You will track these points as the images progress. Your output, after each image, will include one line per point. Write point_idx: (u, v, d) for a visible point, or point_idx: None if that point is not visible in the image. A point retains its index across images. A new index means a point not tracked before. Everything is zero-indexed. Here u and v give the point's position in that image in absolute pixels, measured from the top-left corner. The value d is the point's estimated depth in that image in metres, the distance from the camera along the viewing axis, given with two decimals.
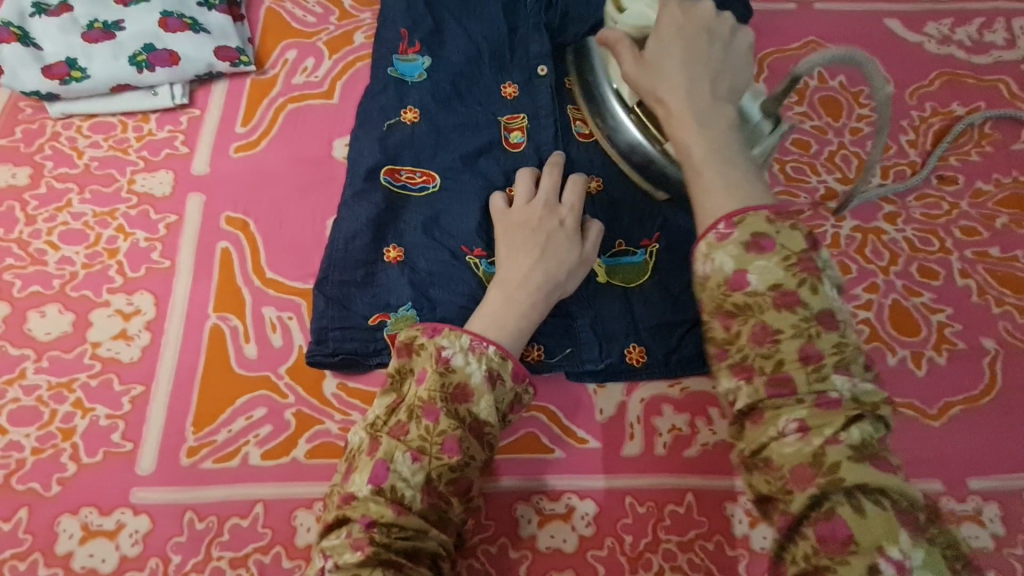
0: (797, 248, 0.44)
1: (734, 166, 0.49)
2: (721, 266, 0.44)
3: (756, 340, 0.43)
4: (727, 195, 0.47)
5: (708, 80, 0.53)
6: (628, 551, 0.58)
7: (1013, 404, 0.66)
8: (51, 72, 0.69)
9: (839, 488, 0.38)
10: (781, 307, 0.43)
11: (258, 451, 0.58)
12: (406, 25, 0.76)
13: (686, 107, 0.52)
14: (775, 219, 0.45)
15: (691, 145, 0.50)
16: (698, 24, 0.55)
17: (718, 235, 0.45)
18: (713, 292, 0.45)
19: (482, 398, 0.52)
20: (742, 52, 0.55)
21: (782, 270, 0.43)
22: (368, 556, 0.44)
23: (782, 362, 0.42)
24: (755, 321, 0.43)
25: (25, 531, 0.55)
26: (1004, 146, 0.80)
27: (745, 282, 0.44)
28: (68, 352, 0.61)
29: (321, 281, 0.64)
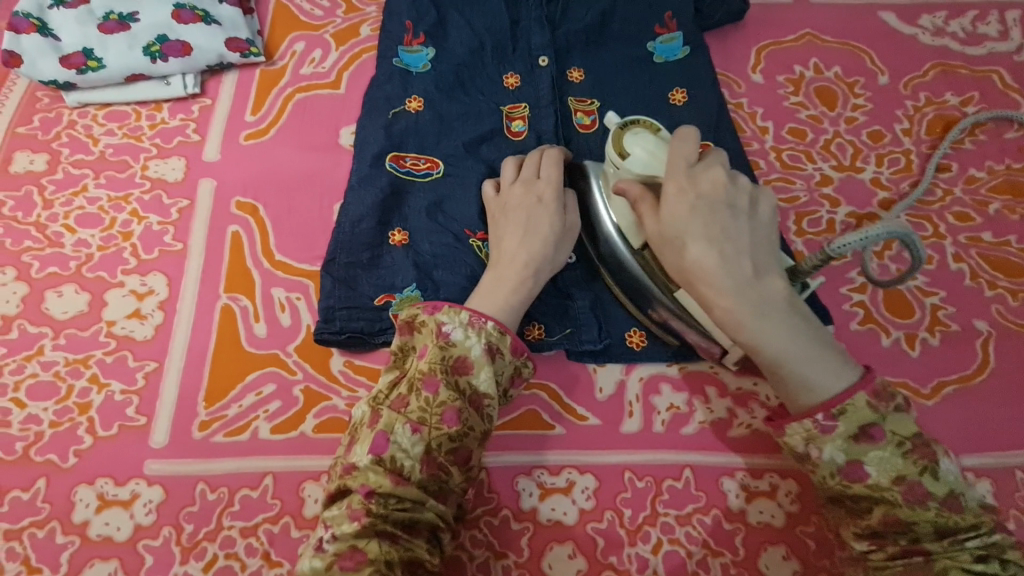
0: (909, 434, 0.47)
1: (813, 358, 0.50)
2: (833, 458, 0.48)
3: (888, 524, 0.46)
4: (816, 395, 0.49)
5: (747, 257, 0.51)
6: (627, 525, 0.60)
7: (1005, 384, 0.68)
8: (69, 61, 0.72)
9: None
10: (913, 503, 0.45)
11: (267, 425, 0.60)
12: (411, 17, 0.79)
13: (741, 301, 0.50)
14: (878, 403, 0.48)
15: (764, 346, 0.50)
16: (716, 193, 0.52)
17: (822, 428, 0.49)
18: (833, 480, 0.48)
19: (482, 370, 0.54)
20: (762, 217, 0.53)
21: (899, 460, 0.46)
22: (366, 526, 0.47)
23: (917, 538, 0.45)
24: (886, 509, 0.46)
25: (43, 500, 0.56)
26: (997, 135, 0.81)
27: (864, 474, 0.47)
28: (84, 330, 0.63)
29: (328, 263, 0.65)
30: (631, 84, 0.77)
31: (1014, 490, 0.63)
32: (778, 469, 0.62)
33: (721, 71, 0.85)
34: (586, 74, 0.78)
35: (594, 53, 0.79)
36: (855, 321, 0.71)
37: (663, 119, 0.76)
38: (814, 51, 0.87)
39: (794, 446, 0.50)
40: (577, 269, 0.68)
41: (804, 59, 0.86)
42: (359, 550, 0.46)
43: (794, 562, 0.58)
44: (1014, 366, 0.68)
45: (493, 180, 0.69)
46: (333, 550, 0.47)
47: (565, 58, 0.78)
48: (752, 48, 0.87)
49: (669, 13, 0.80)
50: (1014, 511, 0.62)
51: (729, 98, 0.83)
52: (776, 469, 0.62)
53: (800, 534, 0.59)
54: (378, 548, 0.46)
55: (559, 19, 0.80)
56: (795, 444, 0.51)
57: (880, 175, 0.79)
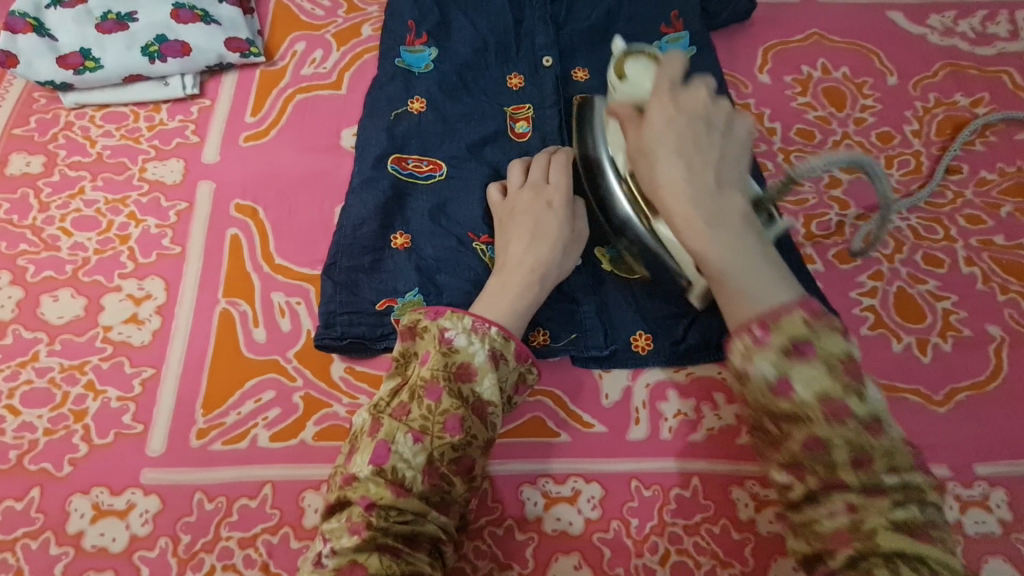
0: (841, 353, 0.40)
1: (760, 274, 0.45)
2: (761, 371, 0.41)
3: (809, 451, 0.39)
4: (755, 305, 0.44)
5: (713, 173, 0.49)
6: (634, 534, 0.58)
7: (1019, 390, 0.66)
8: (65, 62, 0.71)
9: (876, 553, 0.37)
10: (833, 419, 0.39)
11: (266, 433, 0.59)
12: (413, 17, 0.77)
13: (692, 205, 0.48)
14: (813, 320, 0.41)
15: (708, 252, 0.47)
16: (694, 110, 0.52)
17: (755, 339, 0.42)
18: (756, 395, 0.41)
19: (485, 377, 0.52)
20: (738, 141, 0.52)
21: (829, 379, 0.40)
22: (366, 540, 0.45)
23: (835, 467, 0.39)
24: (807, 431, 0.40)
25: (37, 510, 0.55)
26: (1009, 136, 0.80)
27: (791, 390, 0.40)
28: (80, 335, 0.62)
29: (329, 267, 0.64)
30: None
31: None
32: None
33: (727, 72, 0.84)
34: (591, 74, 0.76)
35: (599, 53, 0.78)
36: (866, 326, 0.69)
37: None
38: (821, 51, 0.86)
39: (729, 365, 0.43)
40: (583, 272, 0.67)
41: (811, 59, 0.85)
42: (358, 566, 0.44)
43: None
44: None
45: (498, 183, 0.68)
46: (332, 565, 0.45)
47: (569, 57, 0.77)
48: (759, 48, 0.86)
49: (675, 13, 0.79)
50: None
51: (736, 99, 0.82)
52: None
53: None
54: (378, 563, 0.44)
55: (563, 19, 0.78)
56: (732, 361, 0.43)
57: (889, 177, 0.78)
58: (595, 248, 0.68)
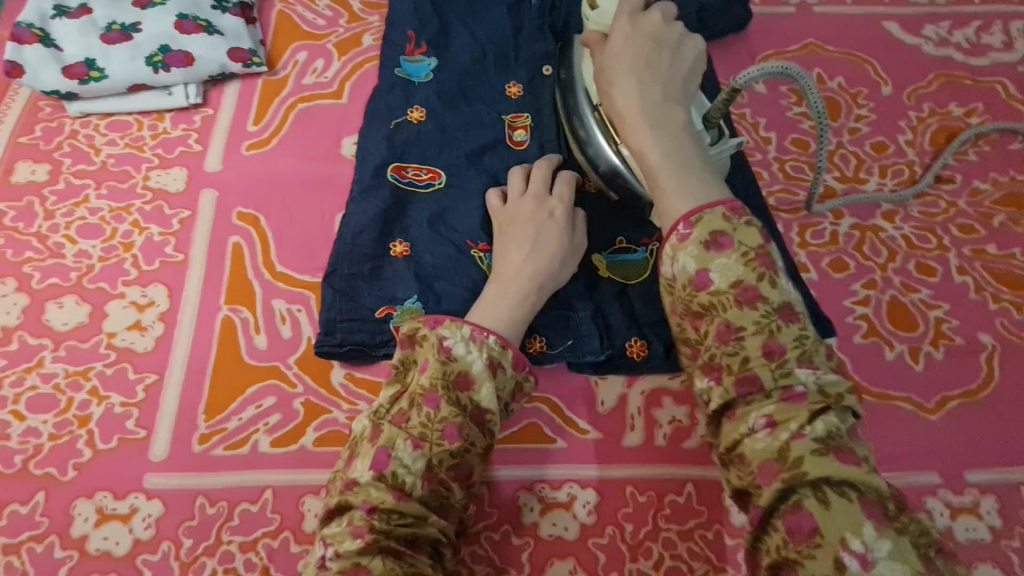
0: (754, 244, 0.48)
1: (692, 172, 0.53)
2: (684, 267, 0.49)
3: (722, 342, 0.47)
4: (682, 199, 0.52)
5: (660, 87, 0.57)
6: (628, 539, 0.59)
7: (1010, 398, 0.67)
8: (70, 72, 0.72)
9: (804, 481, 0.41)
10: (743, 303, 0.47)
11: (267, 438, 0.60)
12: (413, 27, 0.78)
13: (639, 114, 0.56)
14: (731, 216, 0.49)
15: (649, 153, 0.55)
16: (650, 34, 0.59)
17: (680, 236, 0.50)
18: (681, 294, 0.49)
19: (483, 386, 0.53)
20: (689, 63, 0.59)
21: (741, 267, 0.48)
22: (368, 543, 0.46)
23: (748, 360, 0.46)
24: (720, 321, 0.47)
25: (41, 514, 0.56)
26: (1001, 146, 0.81)
27: (707, 282, 0.48)
28: (84, 342, 0.63)
29: (329, 275, 0.65)
30: None
31: (1019, 507, 0.63)
32: None
33: (723, 81, 0.85)
34: None
35: None
36: (859, 335, 0.70)
37: None
38: (816, 61, 0.87)
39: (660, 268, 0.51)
40: (579, 280, 0.68)
41: (806, 69, 0.86)
42: (362, 568, 0.45)
43: None
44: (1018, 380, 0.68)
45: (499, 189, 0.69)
46: (335, 568, 0.45)
47: None
48: (755, 58, 0.87)
49: None
50: (1019, 527, 0.62)
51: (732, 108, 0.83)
52: None
53: None
54: (382, 565, 0.45)
55: (561, 29, 0.79)
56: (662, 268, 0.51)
57: (883, 187, 0.79)
58: (592, 256, 0.69)
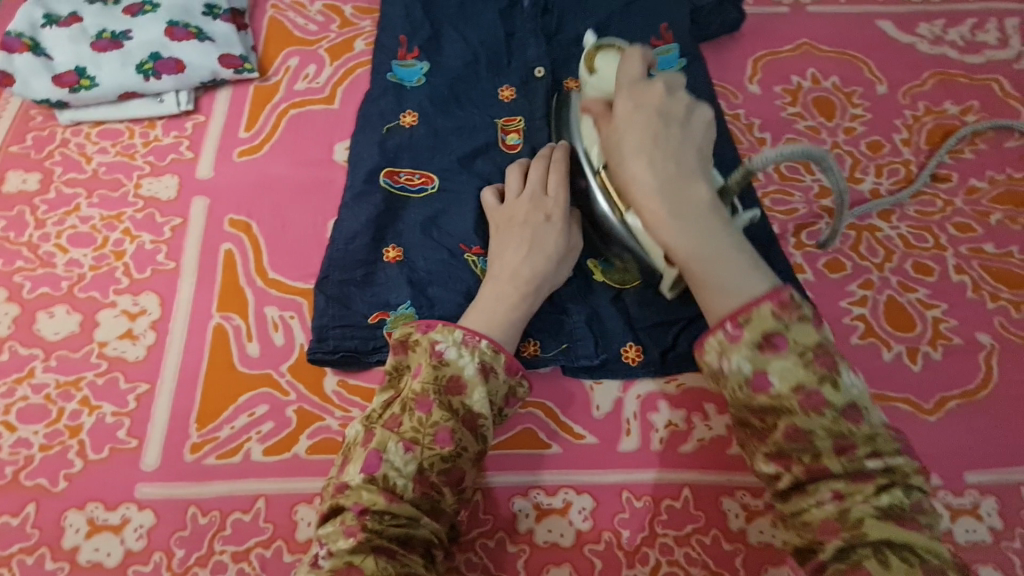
0: (811, 343, 0.45)
1: (726, 262, 0.50)
2: (738, 368, 0.47)
3: (792, 440, 0.45)
4: (724, 297, 0.49)
5: (673, 164, 0.54)
6: (625, 546, 0.59)
7: (1009, 399, 0.66)
8: (61, 80, 0.71)
9: (865, 541, 0.41)
10: (810, 410, 0.44)
11: (260, 447, 0.59)
12: (405, 32, 0.78)
13: (660, 197, 0.53)
14: (781, 313, 0.46)
15: (674, 244, 0.52)
16: (654, 105, 0.56)
17: (729, 335, 0.47)
18: (739, 393, 0.47)
19: (475, 390, 0.53)
20: (701, 131, 0.56)
21: (801, 369, 0.45)
22: (361, 542, 0.46)
23: (820, 454, 0.44)
24: (789, 421, 0.45)
25: (32, 526, 0.56)
26: (998, 144, 0.80)
27: (767, 384, 0.45)
28: (76, 351, 0.63)
29: (321, 281, 0.65)
30: None
31: (1020, 508, 0.62)
32: None
33: (717, 82, 0.85)
34: None
35: None
36: (856, 335, 0.70)
37: None
38: (811, 61, 0.87)
39: (710, 362, 0.49)
40: (573, 284, 0.67)
41: (801, 69, 0.86)
42: (355, 567, 0.44)
43: None
44: (1018, 379, 0.67)
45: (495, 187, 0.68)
46: (328, 567, 0.45)
47: (560, 70, 0.78)
48: (748, 59, 0.86)
49: (665, 25, 0.80)
50: (1019, 529, 0.61)
51: (726, 109, 0.83)
52: None
53: None
54: (375, 564, 0.44)
55: (553, 32, 0.79)
56: (711, 360, 0.49)
57: (879, 186, 0.78)
58: (587, 260, 0.68)
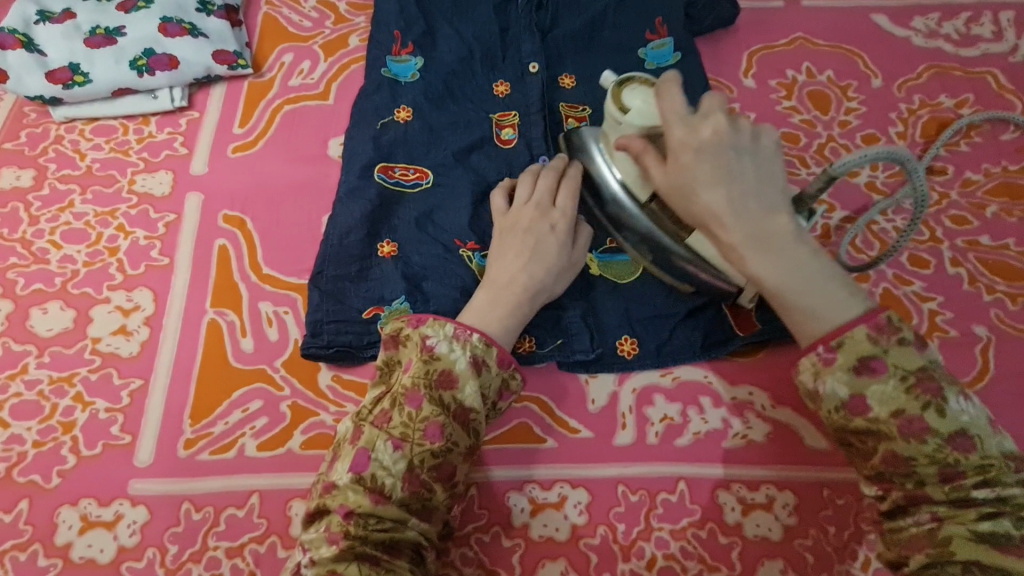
0: (914, 367, 0.44)
1: (818, 290, 0.48)
2: (834, 392, 0.46)
3: (891, 466, 0.44)
4: (819, 324, 0.48)
5: (751, 198, 0.50)
6: (621, 540, 0.58)
7: (1006, 391, 0.66)
8: (55, 77, 0.71)
9: (952, 560, 0.41)
10: (910, 437, 0.43)
11: (253, 442, 0.59)
12: (399, 27, 0.78)
13: (744, 237, 0.49)
14: (878, 336, 0.45)
15: (764, 276, 0.49)
16: (715, 135, 0.51)
17: (822, 358, 0.47)
18: (834, 417, 0.47)
19: (466, 384, 0.53)
20: (770, 155, 0.52)
21: (903, 395, 0.44)
22: (343, 550, 0.46)
23: (921, 481, 0.43)
24: (886, 447, 0.44)
25: (25, 522, 0.56)
26: (993, 137, 0.80)
27: (865, 409, 0.45)
28: (69, 347, 0.62)
29: (315, 276, 0.65)
30: None
31: None
32: (774, 480, 0.61)
33: (712, 76, 0.85)
34: (578, 79, 0.77)
35: (585, 59, 0.79)
36: None
37: None
38: (806, 55, 0.86)
39: (804, 382, 0.48)
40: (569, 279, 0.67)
41: (796, 63, 0.86)
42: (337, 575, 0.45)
43: None
44: (1015, 372, 0.67)
45: (500, 188, 0.68)
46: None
47: (556, 65, 0.78)
48: (743, 53, 0.86)
49: (659, 19, 0.80)
50: None
51: None
52: (772, 480, 0.61)
53: (798, 548, 0.58)
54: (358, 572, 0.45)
55: (549, 27, 0.79)
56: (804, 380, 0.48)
57: (875, 179, 0.78)
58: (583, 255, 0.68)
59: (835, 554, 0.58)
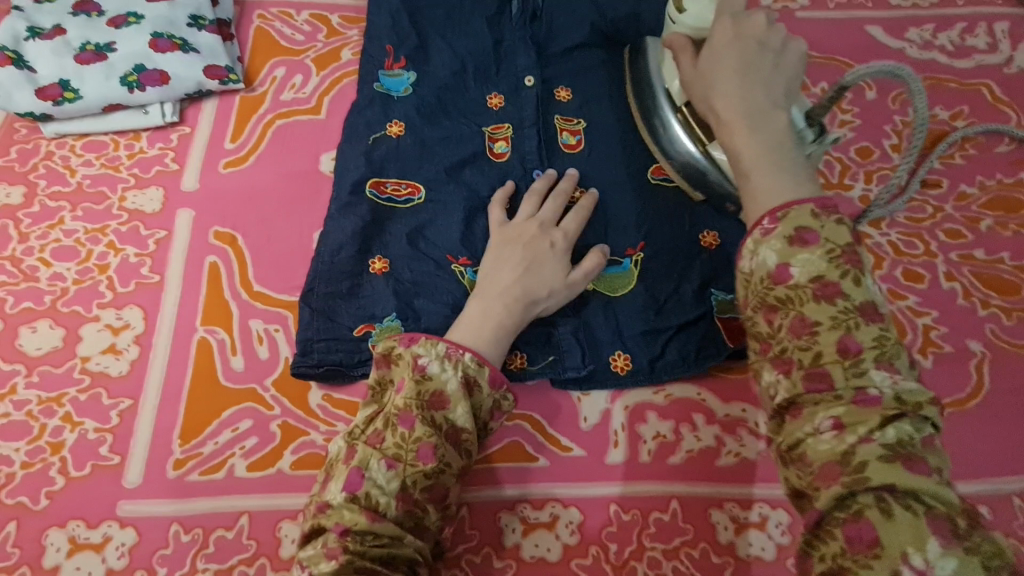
0: (842, 242, 0.44)
1: (788, 174, 0.49)
2: (765, 260, 0.45)
3: (795, 334, 0.43)
4: (772, 196, 0.48)
5: (762, 87, 0.52)
6: (612, 559, 0.58)
7: (1000, 408, 0.66)
8: (45, 93, 0.71)
9: (866, 488, 0.38)
10: (822, 298, 0.43)
11: (243, 462, 0.59)
12: (392, 41, 0.78)
13: (746, 114, 0.51)
14: (821, 214, 0.45)
15: (743, 149, 0.51)
16: (753, 34, 0.54)
17: (763, 231, 0.46)
18: (757, 288, 0.46)
19: (458, 405, 0.53)
20: (796, 63, 0.54)
21: (826, 263, 0.44)
22: (343, 564, 0.46)
23: (820, 356, 0.42)
24: (796, 313, 0.44)
25: (13, 545, 0.55)
26: (988, 149, 0.80)
27: (787, 275, 0.44)
28: (58, 367, 0.62)
29: (306, 294, 0.64)
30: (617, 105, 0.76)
31: (1012, 518, 0.62)
32: (767, 499, 0.61)
33: None
34: (572, 93, 0.77)
35: (578, 72, 0.78)
36: None
37: None
38: None
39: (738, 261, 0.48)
40: None
41: None
42: None
43: None
44: (1009, 388, 0.67)
45: (501, 204, 0.68)
46: None
47: (549, 78, 0.77)
48: None
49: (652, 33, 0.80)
50: (1012, 540, 0.61)
51: None
52: (765, 499, 0.60)
53: (790, 568, 0.58)
54: None
55: (542, 41, 0.79)
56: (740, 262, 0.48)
57: (869, 193, 0.78)
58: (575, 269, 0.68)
59: None
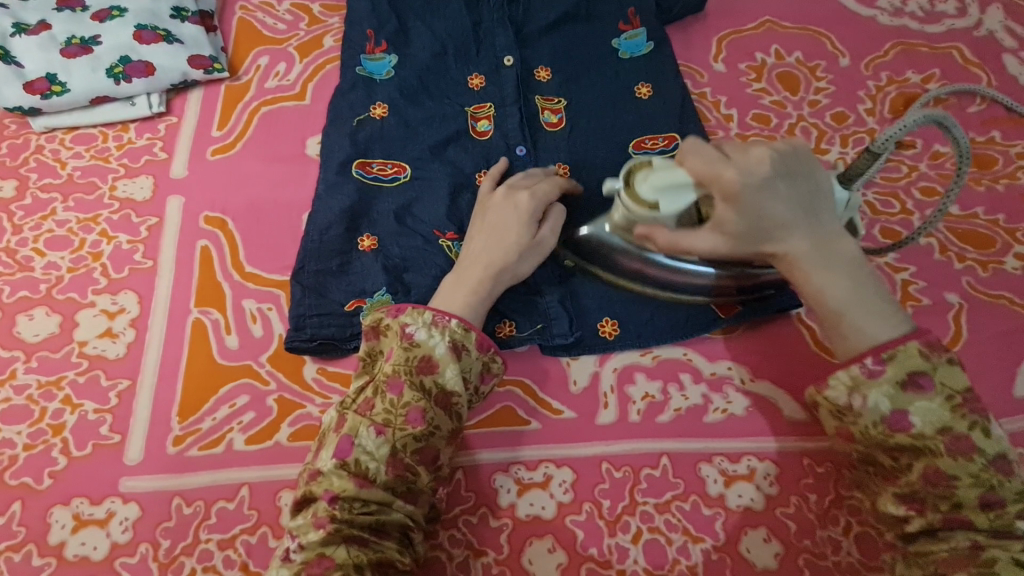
0: (960, 387, 0.47)
1: (875, 308, 0.50)
2: (876, 405, 0.48)
3: (930, 482, 0.46)
4: (870, 339, 0.49)
5: (808, 218, 0.51)
6: (606, 515, 0.60)
7: (980, 355, 0.68)
8: (32, 87, 0.72)
9: None
10: (956, 454, 0.46)
11: (241, 436, 0.60)
12: (372, 26, 0.79)
13: (810, 255, 0.50)
14: (931, 353, 0.47)
15: (827, 294, 0.50)
16: (765, 166, 0.50)
17: (871, 371, 0.49)
18: (875, 431, 0.49)
19: (446, 368, 0.54)
20: (816, 180, 0.52)
21: (948, 412, 0.46)
22: (330, 533, 0.48)
23: (960, 505, 0.45)
24: (928, 463, 0.47)
25: (18, 524, 0.56)
26: (960, 109, 0.82)
27: (907, 424, 0.47)
28: (56, 352, 0.63)
29: (297, 272, 0.66)
30: (595, 81, 0.78)
31: None
32: (755, 452, 0.62)
33: (683, 62, 0.86)
34: (552, 71, 0.78)
35: (557, 50, 0.80)
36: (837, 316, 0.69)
37: (629, 113, 0.76)
38: (774, 37, 0.88)
39: (836, 397, 0.51)
40: (548, 266, 0.68)
41: (764, 46, 0.87)
42: (326, 558, 0.47)
43: (775, 544, 0.58)
44: (989, 336, 0.69)
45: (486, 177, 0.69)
46: (300, 560, 0.47)
47: (529, 56, 0.79)
48: (712, 38, 0.87)
49: (632, 10, 0.81)
50: None
51: (692, 88, 0.84)
52: (752, 452, 0.62)
53: (780, 517, 0.59)
54: (346, 554, 0.47)
55: (521, 20, 0.80)
56: (837, 396, 0.51)
57: (845, 156, 0.80)
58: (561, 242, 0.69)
59: (817, 520, 0.59)
